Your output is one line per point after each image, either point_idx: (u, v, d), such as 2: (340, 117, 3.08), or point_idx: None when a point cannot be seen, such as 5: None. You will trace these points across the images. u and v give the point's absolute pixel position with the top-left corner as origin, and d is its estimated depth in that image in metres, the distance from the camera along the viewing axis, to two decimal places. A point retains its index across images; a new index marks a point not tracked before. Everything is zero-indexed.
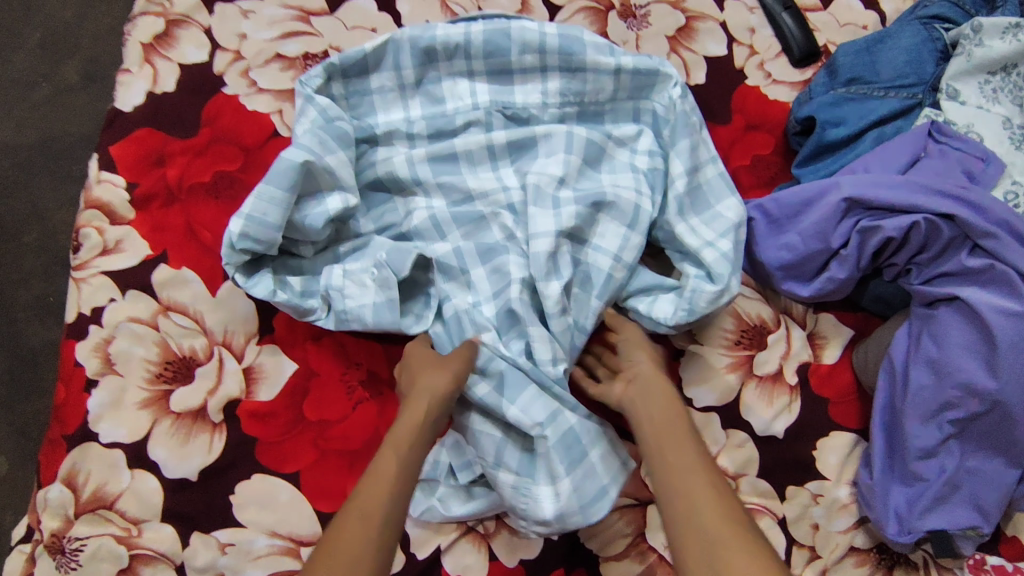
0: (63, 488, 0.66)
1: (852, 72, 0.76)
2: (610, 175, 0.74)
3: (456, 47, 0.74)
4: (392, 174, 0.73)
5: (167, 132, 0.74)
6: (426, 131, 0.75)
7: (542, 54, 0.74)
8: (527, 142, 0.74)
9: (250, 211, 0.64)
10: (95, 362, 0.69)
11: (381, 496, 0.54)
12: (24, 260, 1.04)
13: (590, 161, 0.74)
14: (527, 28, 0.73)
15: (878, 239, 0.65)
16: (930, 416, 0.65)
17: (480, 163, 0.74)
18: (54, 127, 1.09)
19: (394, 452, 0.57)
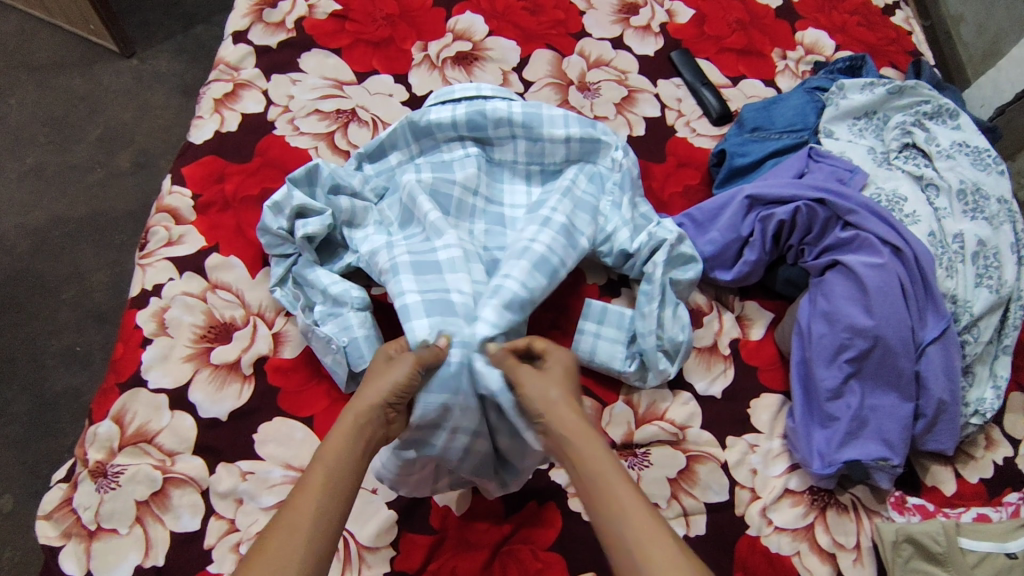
0: (112, 424, 0.78)
1: (754, 123, 1.00)
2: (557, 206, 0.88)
3: (448, 123, 0.94)
4: (405, 229, 0.87)
5: (227, 158, 0.96)
6: (432, 166, 0.93)
7: (512, 126, 0.94)
8: (496, 212, 0.93)
9: (275, 206, 0.85)
10: (152, 325, 0.84)
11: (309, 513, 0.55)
12: (62, 314, 1.37)
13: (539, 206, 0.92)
14: (501, 106, 0.93)
15: (773, 223, 0.85)
16: (831, 360, 0.80)
17: (465, 214, 0.90)
18: (102, 203, 1.51)
19: (320, 471, 0.57)
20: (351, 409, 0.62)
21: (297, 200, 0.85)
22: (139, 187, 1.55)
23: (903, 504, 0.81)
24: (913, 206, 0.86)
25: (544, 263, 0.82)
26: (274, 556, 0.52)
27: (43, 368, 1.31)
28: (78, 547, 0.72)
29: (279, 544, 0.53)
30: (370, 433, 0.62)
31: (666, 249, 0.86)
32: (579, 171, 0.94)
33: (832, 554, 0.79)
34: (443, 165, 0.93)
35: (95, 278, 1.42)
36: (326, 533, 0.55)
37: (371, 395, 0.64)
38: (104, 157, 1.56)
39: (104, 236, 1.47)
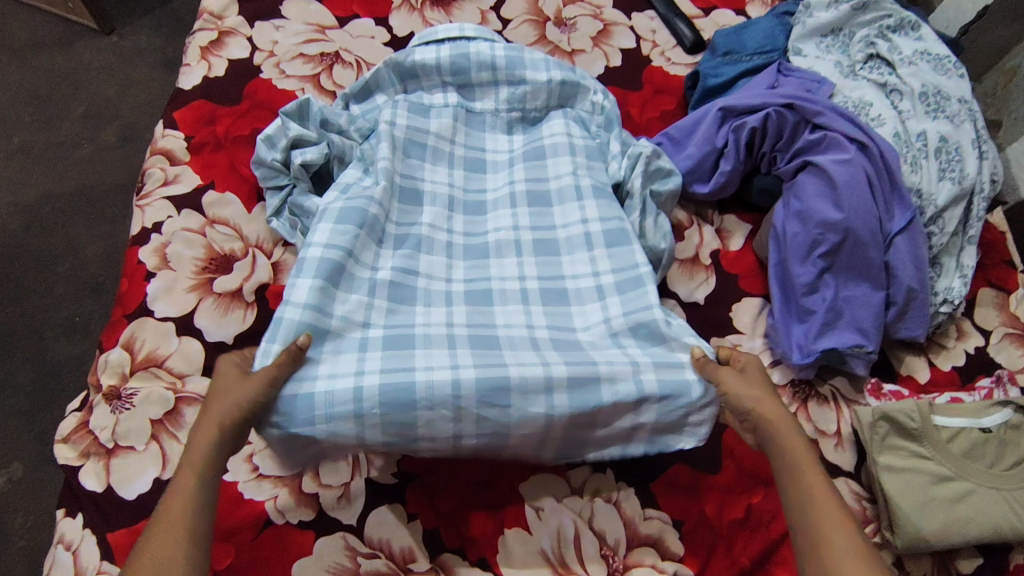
0: (122, 351, 0.81)
1: (726, 47, 1.03)
2: (553, 163, 0.91)
3: (430, 66, 0.96)
4: (360, 172, 0.86)
5: (216, 102, 0.98)
6: (409, 108, 0.94)
7: (495, 70, 0.96)
8: (478, 159, 0.94)
9: (268, 136, 0.89)
10: (154, 260, 0.87)
11: (179, 519, 0.58)
12: (60, 286, 1.39)
13: (534, 153, 0.92)
14: (483, 47, 0.96)
15: (745, 130, 0.88)
16: (806, 256, 0.84)
17: (440, 160, 0.91)
18: (93, 177, 1.52)
19: (193, 476, 0.61)
20: (213, 408, 0.64)
21: (291, 131, 0.89)
22: (128, 159, 1.57)
23: (880, 391, 0.85)
24: (879, 111, 0.90)
25: (548, 238, 0.85)
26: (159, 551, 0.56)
27: (45, 339, 1.34)
28: (96, 465, 0.75)
29: (158, 545, 0.57)
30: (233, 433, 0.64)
31: (641, 162, 0.90)
32: (563, 116, 0.96)
33: (815, 440, 0.83)
34: (414, 112, 0.94)
35: (89, 251, 1.44)
36: (199, 530, 0.59)
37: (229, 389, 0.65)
38: (91, 133, 1.58)
39: (96, 209, 1.49)
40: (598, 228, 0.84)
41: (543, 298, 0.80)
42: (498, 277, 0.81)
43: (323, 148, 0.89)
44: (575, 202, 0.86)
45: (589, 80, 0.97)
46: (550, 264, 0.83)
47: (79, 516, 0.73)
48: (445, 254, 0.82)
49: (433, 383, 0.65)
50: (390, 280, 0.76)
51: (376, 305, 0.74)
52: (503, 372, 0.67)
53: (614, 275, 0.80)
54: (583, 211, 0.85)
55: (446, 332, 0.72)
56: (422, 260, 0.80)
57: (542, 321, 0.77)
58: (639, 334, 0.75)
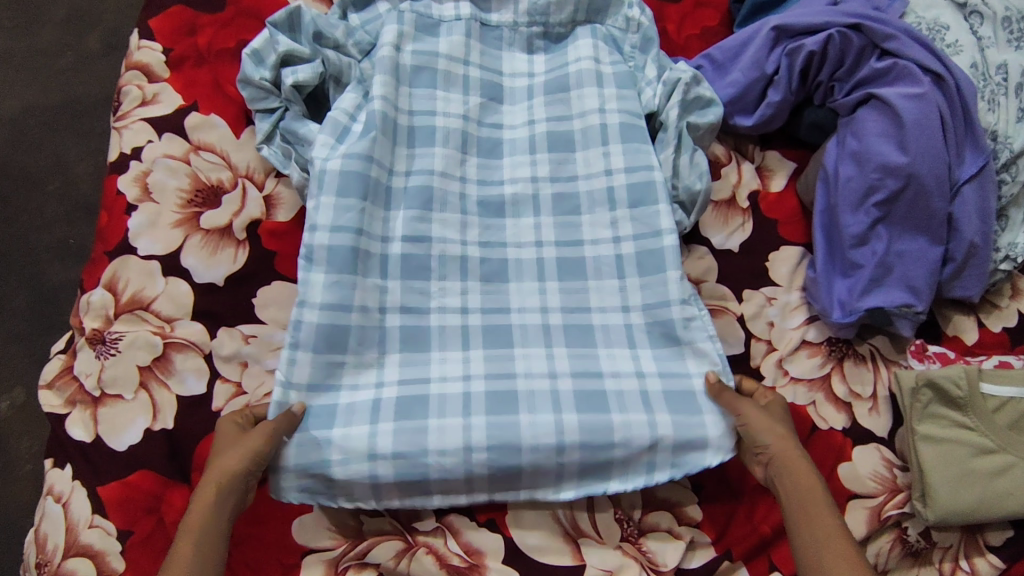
0: (105, 292, 0.75)
1: None
2: (579, 99, 0.81)
3: None
4: (360, 104, 0.78)
5: (197, 9, 0.86)
6: (413, 24, 0.83)
7: None
8: (494, 86, 0.84)
9: (256, 50, 0.79)
10: (135, 191, 0.79)
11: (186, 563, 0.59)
12: (49, 206, 1.31)
13: (557, 86, 0.83)
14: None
15: (802, 56, 0.76)
16: (859, 205, 0.75)
17: (454, 85, 0.82)
18: (78, 88, 1.40)
19: (192, 542, 0.60)
20: (211, 478, 0.63)
21: (281, 45, 0.78)
22: (114, 70, 1.44)
23: (924, 353, 0.79)
24: (956, 36, 0.78)
25: (569, 192, 0.79)
26: None
27: (38, 262, 1.28)
28: (84, 414, 0.71)
29: None
30: (234, 493, 0.63)
31: (679, 90, 0.80)
32: (591, 35, 0.85)
33: (848, 403, 0.77)
34: (419, 34, 0.83)
35: (78, 171, 1.35)
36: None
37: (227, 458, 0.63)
38: (73, 38, 1.44)
39: (82, 124, 1.38)
40: (622, 182, 0.78)
41: (557, 273, 0.77)
42: (515, 245, 0.78)
43: (318, 66, 0.79)
44: (602, 144, 0.79)
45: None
46: (569, 225, 0.78)
47: (68, 468, 0.69)
48: (458, 211, 0.78)
49: (445, 394, 0.69)
50: (401, 255, 0.74)
51: (390, 287, 0.73)
52: (511, 384, 0.71)
53: (633, 244, 0.76)
54: (608, 159, 0.79)
55: (460, 325, 0.74)
56: (434, 224, 0.76)
57: (557, 302, 0.76)
58: (655, 335, 0.74)
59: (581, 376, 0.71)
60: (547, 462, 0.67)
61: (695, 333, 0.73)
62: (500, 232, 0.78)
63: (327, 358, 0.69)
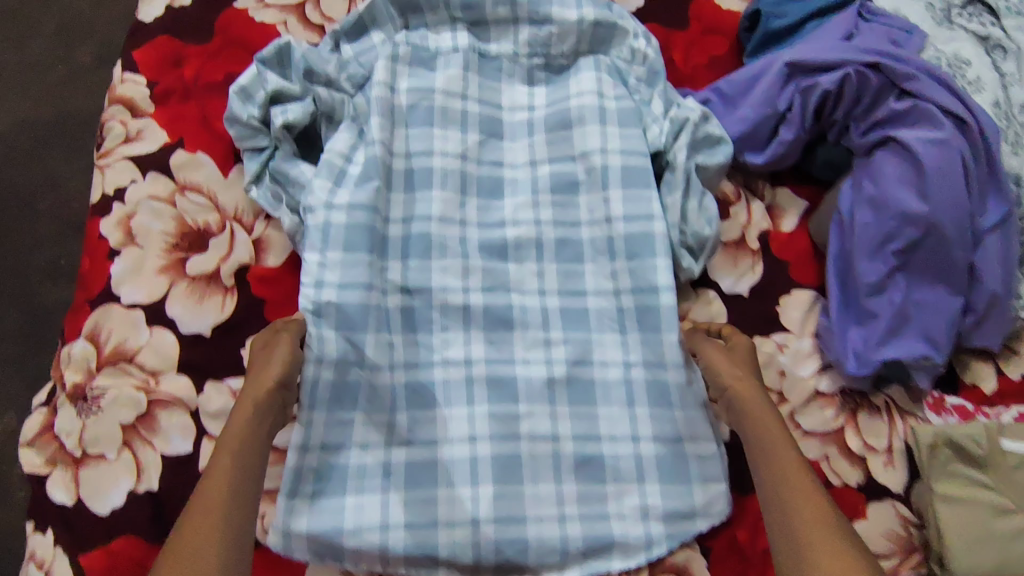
0: (87, 343, 0.72)
1: None
2: (580, 138, 0.78)
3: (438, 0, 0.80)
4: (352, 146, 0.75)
5: (183, 39, 0.82)
6: (408, 56, 0.80)
7: (514, 7, 0.80)
8: (494, 120, 0.81)
9: (244, 85, 0.75)
10: (118, 235, 0.76)
11: (214, 507, 0.53)
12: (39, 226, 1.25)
13: (558, 123, 0.80)
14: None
15: (817, 94, 0.73)
16: (875, 252, 0.71)
17: (451, 121, 0.78)
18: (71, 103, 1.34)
19: (222, 483, 0.55)
20: (251, 393, 0.62)
21: (270, 83, 0.75)
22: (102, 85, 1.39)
23: (942, 405, 0.76)
24: (976, 72, 0.74)
25: (571, 237, 0.77)
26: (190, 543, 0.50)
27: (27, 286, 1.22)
28: (65, 474, 0.68)
29: (192, 539, 0.51)
30: (272, 410, 0.62)
31: (689, 130, 0.77)
32: (594, 67, 0.80)
33: (863, 458, 0.75)
34: (414, 67, 0.80)
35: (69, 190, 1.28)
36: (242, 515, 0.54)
37: (269, 375, 0.63)
38: (65, 51, 1.37)
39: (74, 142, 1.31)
40: (621, 230, 0.76)
41: (562, 322, 0.75)
42: (520, 292, 0.75)
43: (309, 104, 0.75)
44: (602, 189, 0.77)
45: (629, 23, 0.81)
46: (571, 272, 0.76)
47: (49, 532, 0.66)
48: (460, 254, 0.75)
49: (452, 458, 0.69)
50: (402, 307, 0.72)
51: (395, 341, 0.71)
52: (515, 446, 0.70)
53: (632, 295, 0.75)
54: (608, 205, 0.76)
55: (465, 378, 0.71)
56: (434, 271, 0.73)
57: (562, 353, 0.73)
58: (652, 393, 0.72)
59: (582, 440, 0.71)
60: (548, 515, 0.68)
61: (690, 397, 0.73)
62: (502, 275, 0.75)
63: (337, 417, 0.68)
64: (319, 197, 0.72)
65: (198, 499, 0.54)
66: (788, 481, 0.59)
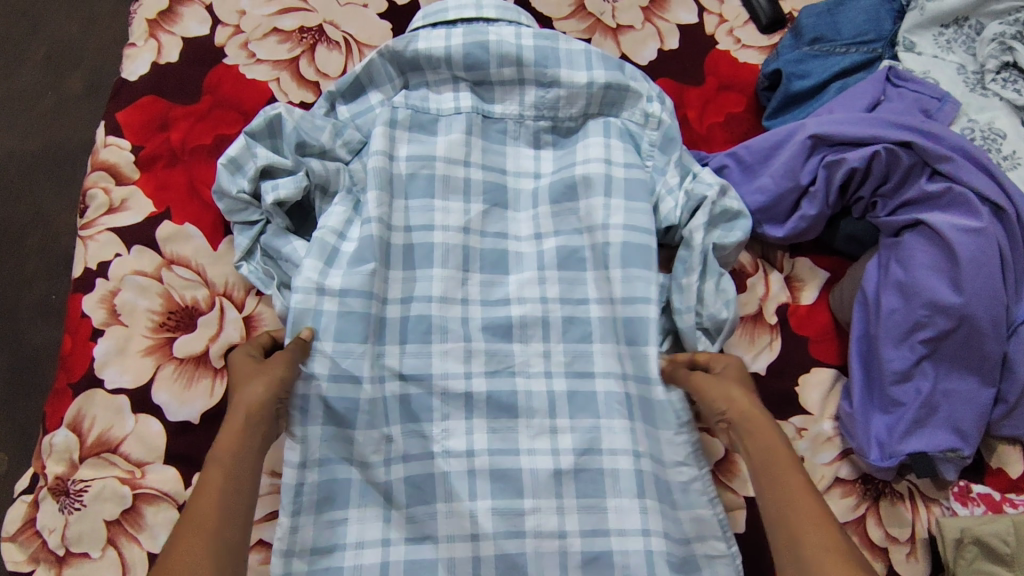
0: (69, 433, 0.68)
1: (815, 31, 0.81)
2: (585, 212, 0.74)
3: (439, 60, 0.75)
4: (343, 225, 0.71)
5: (170, 99, 0.78)
6: (408, 121, 0.75)
7: (520, 67, 0.75)
8: (499, 187, 0.76)
9: (234, 155, 0.71)
10: (101, 313, 0.72)
11: (209, 508, 0.52)
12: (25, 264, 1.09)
13: (566, 191, 0.75)
14: (504, 30, 0.76)
15: (843, 171, 0.69)
16: (903, 339, 0.67)
17: (453, 191, 0.74)
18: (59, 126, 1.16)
19: (215, 491, 0.53)
20: (244, 403, 0.59)
21: (261, 157, 0.71)
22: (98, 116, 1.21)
23: (968, 495, 0.72)
24: (1014, 146, 0.71)
25: (582, 316, 0.73)
26: (180, 556, 0.48)
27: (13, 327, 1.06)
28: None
29: (182, 551, 0.49)
30: (264, 423, 0.59)
31: (706, 209, 0.72)
32: (604, 132, 0.77)
33: (885, 549, 0.71)
34: (415, 132, 0.76)
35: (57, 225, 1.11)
36: (231, 531, 0.52)
37: (258, 385, 0.60)
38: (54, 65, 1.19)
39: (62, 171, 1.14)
40: (627, 313, 0.72)
41: (569, 408, 0.71)
42: (525, 374, 0.71)
43: (302, 179, 0.71)
44: (613, 269, 0.73)
45: (639, 81, 0.77)
46: (580, 353, 0.72)
47: None
48: (462, 337, 0.71)
49: (453, 558, 0.65)
50: (399, 392, 0.69)
51: (393, 432, 0.68)
52: (519, 543, 0.66)
53: (637, 381, 0.72)
54: (614, 284, 0.73)
55: (466, 470, 0.68)
56: (434, 356, 0.70)
57: (568, 442, 0.70)
58: (664, 484, 0.69)
59: (590, 535, 0.67)
60: None
61: (708, 487, 0.69)
62: (507, 357, 0.72)
63: (327, 515, 0.65)
64: (308, 284, 0.68)
65: (189, 510, 0.52)
66: (801, 505, 0.54)
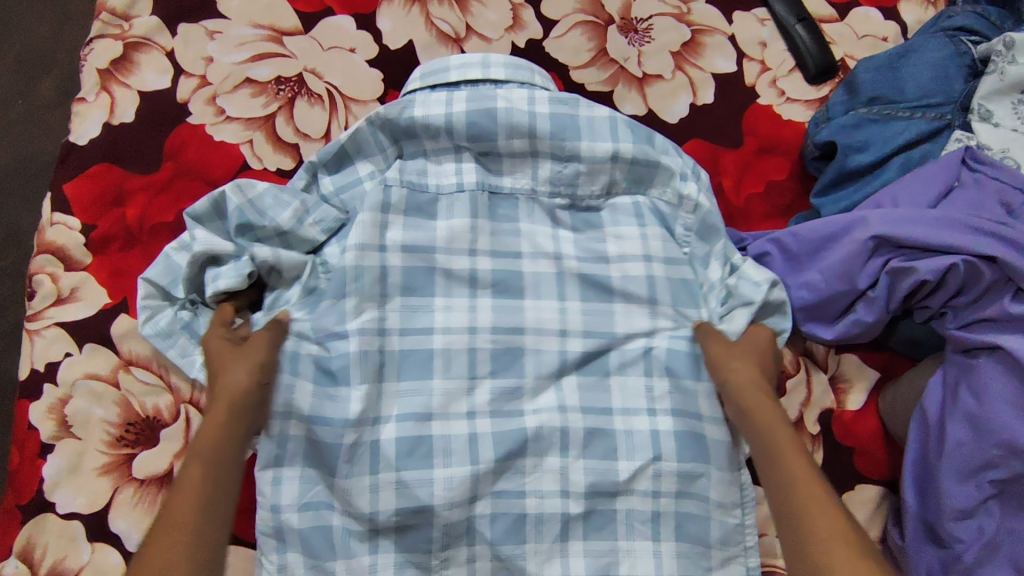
0: (18, 564, 0.60)
1: (874, 89, 0.70)
2: (623, 315, 0.66)
3: (438, 129, 0.65)
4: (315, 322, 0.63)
5: (126, 167, 0.68)
6: (403, 203, 0.65)
7: (533, 139, 0.65)
8: (513, 274, 0.66)
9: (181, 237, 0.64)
10: (50, 425, 0.63)
11: (193, 492, 0.52)
12: None
13: (592, 281, 0.67)
14: (515, 93, 0.66)
15: (912, 282, 0.59)
16: (968, 475, 0.58)
17: (459, 285, 0.65)
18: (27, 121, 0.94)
19: (193, 487, 0.53)
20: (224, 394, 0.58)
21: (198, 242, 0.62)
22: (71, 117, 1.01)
23: None
24: None
25: (603, 427, 0.64)
26: (161, 550, 0.49)
27: None
28: None
29: (163, 544, 0.49)
30: (248, 412, 0.58)
31: (752, 308, 0.65)
32: (634, 216, 0.68)
33: None
34: (410, 216, 0.65)
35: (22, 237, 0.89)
36: (211, 504, 0.52)
37: (236, 376, 0.59)
38: None
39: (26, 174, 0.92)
40: (668, 426, 0.63)
41: (585, 533, 0.62)
42: (536, 494, 0.62)
43: (246, 266, 0.62)
44: (640, 374, 0.65)
45: (667, 152, 0.68)
46: (602, 470, 0.63)
47: None
48: (468, 460, 0.61)
49: None
50: (395, 526, 0.60)
51: (380, 564, 0.59)
52: None
53: (675, 500, 0.63)
54: (652, 394, 0.64)
55: None
56: (436, 480, 0.60)
57: (581, 569, 0.61)
58: None
59: None
60: None
61: None
62: (518, 475, 0.62)
63: None
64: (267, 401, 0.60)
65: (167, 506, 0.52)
66: (796, 470, 0.54)
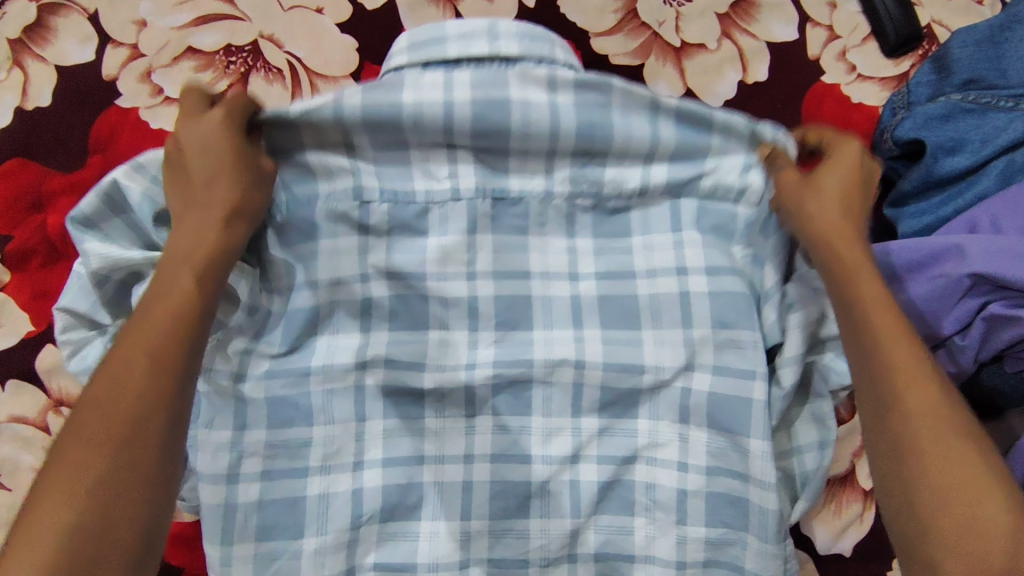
0: None
1: (970, 71, 0.55)
2: (653, 344, 0.53)
3: (431, 123, 0.50)
4: (281, 359, 0.52)
5: (45, 162, 0.56)
6: (385, 223, 0.53)
7: (554, 135, 0.51)
8: (522, 298, 0.54)
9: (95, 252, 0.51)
10: None
11: (125, 411, 0.39)
12: None
13: (614, 306, 0.54)
14: (533, 74, 0.51)
15: (1015, 333, 0.48)
16: None
17: (457, 311, 0.53)
18: None
19: (133, 401, 0.39)
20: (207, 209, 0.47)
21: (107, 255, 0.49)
22: None
23: None
24: None
25: (620, 484, 0.53)
26: (90, 489, 0.37)
27: None
28: None
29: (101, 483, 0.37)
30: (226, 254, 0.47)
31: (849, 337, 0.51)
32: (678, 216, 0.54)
33: None
34: (394, 234, 0.53)
35: None
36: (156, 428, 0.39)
37: (216, 200, 0.47)
38: None
39: None
40: (698, 485, 0.52)
41: None
42: (540, 562, 0.52)
43: None
44: (672, 420, 0.53)
45: (731, 139, 0.53)
46: (616, 530, 0.53)
47: None
48: (458, 515, 0.52)
49: None
50: None
51: None
52: None
53: (701, 571, 0.52)
54: (683, 446, 0.53)
55: None
56: (421, 537, 0.52)
57: None
58: None
59: None
60: None
61: None
62: (520, 539, 0.53)
63: None
64: (217, 466, 0.51)
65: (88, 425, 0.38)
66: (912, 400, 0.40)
